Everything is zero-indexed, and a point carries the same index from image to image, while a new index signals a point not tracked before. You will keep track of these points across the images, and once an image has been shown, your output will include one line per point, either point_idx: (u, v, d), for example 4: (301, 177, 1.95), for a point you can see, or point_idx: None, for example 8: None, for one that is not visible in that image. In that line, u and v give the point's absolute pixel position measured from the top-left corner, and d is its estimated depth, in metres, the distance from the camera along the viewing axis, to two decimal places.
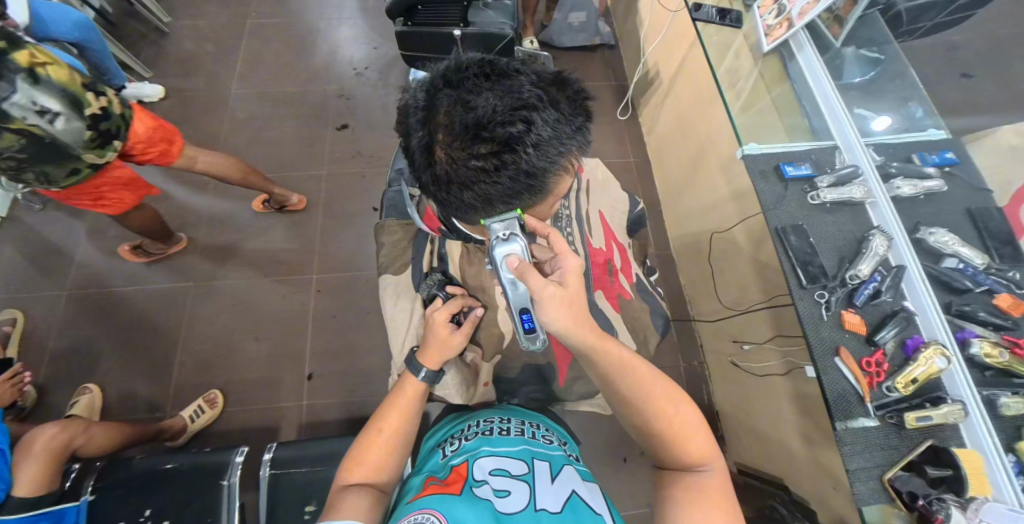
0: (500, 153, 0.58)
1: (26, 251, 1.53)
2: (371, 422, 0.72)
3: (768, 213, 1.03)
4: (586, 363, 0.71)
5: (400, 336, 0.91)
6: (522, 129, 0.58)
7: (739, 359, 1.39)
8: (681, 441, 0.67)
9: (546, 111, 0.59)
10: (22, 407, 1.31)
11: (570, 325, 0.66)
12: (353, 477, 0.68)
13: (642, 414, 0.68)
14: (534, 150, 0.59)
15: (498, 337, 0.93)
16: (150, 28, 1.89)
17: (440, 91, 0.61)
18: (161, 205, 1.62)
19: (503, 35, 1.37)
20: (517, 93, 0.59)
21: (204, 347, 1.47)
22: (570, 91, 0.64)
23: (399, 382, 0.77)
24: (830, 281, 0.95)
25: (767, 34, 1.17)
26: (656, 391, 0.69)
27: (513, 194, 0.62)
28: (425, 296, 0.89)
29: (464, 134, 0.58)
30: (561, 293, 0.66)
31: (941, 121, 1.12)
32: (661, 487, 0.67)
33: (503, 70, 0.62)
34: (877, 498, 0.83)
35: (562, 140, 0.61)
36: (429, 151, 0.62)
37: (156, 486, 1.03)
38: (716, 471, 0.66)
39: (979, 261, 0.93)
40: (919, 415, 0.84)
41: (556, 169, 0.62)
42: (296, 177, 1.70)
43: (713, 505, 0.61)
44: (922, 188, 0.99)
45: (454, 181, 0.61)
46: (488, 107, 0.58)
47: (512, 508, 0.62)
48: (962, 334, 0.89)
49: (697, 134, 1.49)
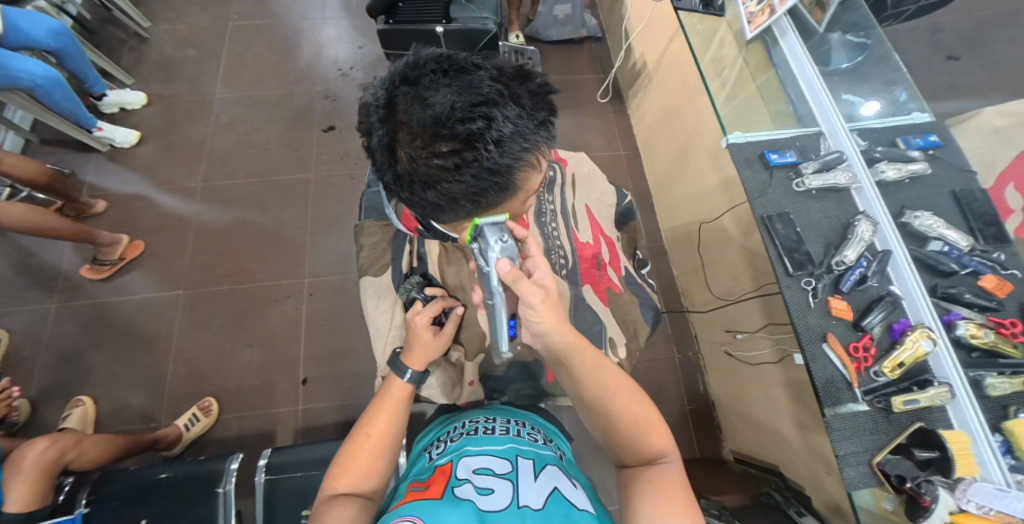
0: (461, 151, 0.58)
1: (12, 264, 1.52)
2: (359, 427, 0.72)
3: (753, 201, 1.02)
4: (559, 366, 0.74)
5: (382, 338, 0.90)
6: (481, 125, 0.57)
7: (733, 348, 1.39)
8: (646, 433, 0.68)
9: (506, 107, 0.58)
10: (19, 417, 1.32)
11: (558, 327, 0.70)
12: (342, 485, 0.67)
13: (608, 412, 0.70)
14: (495, 147, 0.58)
15: (480, 335, 0.95)
16: (129, 33, 1.87)
17: (398, 88, 0.60)
18: (148, 213, 1.62)
19: (487, 29, 1.37)
20: (476, 88, 0.58)
21: (196, 356, 1.47)
22: (532, 85, 0.63)
23: (385, 384, 0.77)
24: (817, 267, 0.95)
25: (750, 21, 1.16)
26: (616, 385, 0.72)
27: (478, 192, 0.61)
28: (403, 298, 0.88)
29: (424, 132, 0.57)
30: (547, 296, 0.69)
31: (926, 104, 1.12)
32: (626, 483, 0.66)
33: (461, 65, 0.61)
34: (866, 482, 0.84)
35: (525, 136, 0.60)
36: (391, 150, 0.61)
37: (149, 497, 1.04)
38: (676, 463, 0.67)
39: (963, 243, 0.94)
40: (905, 398, 0.85)
41: (522, 165, 0.61)
42: (282, 181, 1.69)
43: (675, 495, 0.62)
44: (906, 171, 0.99)
45: (417, 179, 0.61)
46: (446, 103, 0.57)
47: (495, 506, 0.63)
48: (948, 317, 0.89)
49: (684, 125, 1.48)
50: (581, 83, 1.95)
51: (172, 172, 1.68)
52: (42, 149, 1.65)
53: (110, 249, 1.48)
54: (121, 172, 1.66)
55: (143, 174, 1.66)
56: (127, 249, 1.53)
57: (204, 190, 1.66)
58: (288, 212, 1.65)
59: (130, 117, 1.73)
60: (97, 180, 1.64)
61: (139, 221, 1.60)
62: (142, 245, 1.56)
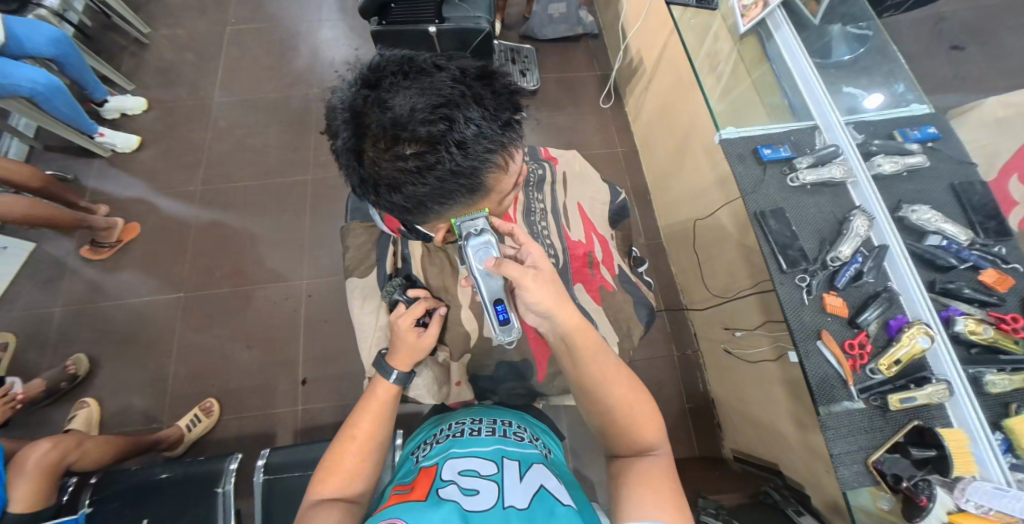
0: (423, 153, 0.58)
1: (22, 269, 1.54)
2: (344, 429, 0.72)
3: (746, 197, 1.01)
4: (562, 350, 0.74)
5: (368, 339, 0.91)
6: (443, 127, 0.57)
7: (731, 346, 1.38)
8: (638, 424, 0.68)
9: (468, 108, 0.59)
10: (76, 376, 1.40)
11: (557, 306, 0.70)
12: (327, 488, 0.67)
13: (603, 401, 0.70)
14: (458, 150, 0.58)
15: (464, 336, 0.94)
16: (130, 40, 1.89)
17: (360, 91, 0.61)
18: (149, 217, 1.64)
19: (479, 27, 1.36)
20: (437, 89, 0.58)
21: (197, 357, 1.48)
22: (495, 86, 0.63)
23: (371, 386, 0.77)
24: (811, 264, 0.94)
25: (744, 15, 1.15)
26: (618, 375, 0.71)
27: (443, 194, 0.61)
28: (385, 301, 0.88)
29: (385, 135, 0.57)
30: (540, 274, 0.70)
31: (925, 95, 1.09)
32: (614, 474, 0.66)
33: (422, 67, 0.61)
34: (862, 482, 0.82)
35: (489, 137, 0.60)
36: (355, 154, 0.61)
37: (149, 497, 1.05)
38: (665, 456, 0.66)
39: (963, 237, 0.91)
40: (902, 397, 0.82)
41: (487, 167, 0.61)
42: (281, 183, 1.70)
43: (661, 484, 0.61)
44: (903, 164, 0.96)
45: (381, 183, 0.61)
46: (407, 105, 0.57)
47: (480, 506, 0.63)
48: (947, 313, 0.87)
49: (680, 121, 1.47)
50: (577, 80, 1.94)
51: (172, 176, 1.70)
52: (46, 156, 1.68)
53: (105, 233, 1.54)
54: (123, 177, 1.68)
55: (144, 178, 1.68)
56: (123, 232, 1.59)
57: (204, 193, 1.68)
58: (286, 214, 1.66)
59: (131, 123, 1.76)
60: (99, 185, 1.66)
61: (141, 225, 1.63)
62: (137, 227, 1.62)
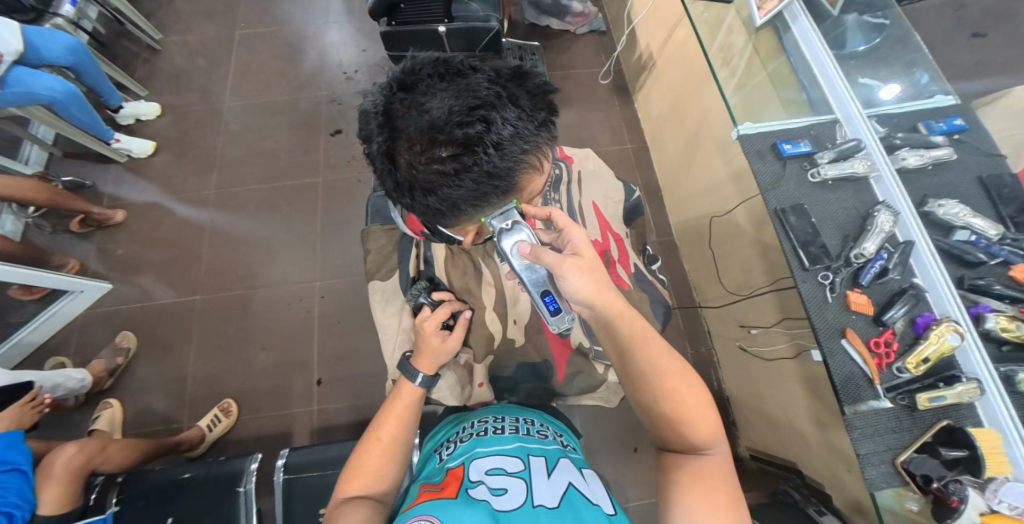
0: (459, 155, 0.57)
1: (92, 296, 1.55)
2: (368, 431, 0.72)
3: (766, 194, 0.99)
4: (605, 339, 0.70)
5: (390, 342, 0.91)
6: (480, 129, 0.56)
7: (747, 344, 1.36)
8: (692, 427, 0.66)
9: (504, 109, 0.58)
10: (128, 349, 1.48)
11: (596, 294, 0.67)
12: (351, 489, 0.68)
13: (655, 395, 0.67)
14: (495, 151, 0.57)
15: (488, 337, 0.93)
16: (142, 46, 1.91)
17: (396, 95, 0.60)
18: (165, 221, 1.66)
19: (489, 26, 1.35)
20: (473, 91, 0.57)
21: (215, 359, 1.50)
22: (529, 85, 0.62)
23: (395, 389, 0.77)
24: (834, 261, 0.92)
25: (759, 7, 1.12)
26: (669, 368, 0.68)
27: (477, 197, 0.60)
28: (410, 306, 0.87)
29: (421, 138, 0.56)
30: (579, 262, 0.67)
31: (949, 85, 1.06)
32: (664, 471, 0.68)
33: (458, 69, 0.60)
34: (889, 481, 0.81)
35: (525, 138, 0.59)
36: (390, 157, 0.60)
37: (174, 495, 1.07)
38: (719, 454, 0.67)
39: (993, 232, 0.89)
40: (931, 395, 0.80)
41: (523, 168, 0.60)
42: (292, 186, 1.70)
43: (716, 490, 0.63)
44: (929, 157, 0.94)
45: (416, 186, 0.59)
46: (444, 107, 0.56)
47: (509, 506, 0.63)
48: (976, 309, 0.85)
49: (692, 117, 1.45)
50: (587, 77, 1.92)
51: (186, 181, 1.71)
52: (64, 162, 1.70)
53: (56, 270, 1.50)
54: (138, 183, 1.70)
55: (158, 183, 1.70)
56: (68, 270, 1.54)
57: (217, 197, 1.69)
58: (298, 216, 1.66)
59: (145, 128, 1.77)
60: (116, 190, 1.68)
61: (158, 229, 1.65)
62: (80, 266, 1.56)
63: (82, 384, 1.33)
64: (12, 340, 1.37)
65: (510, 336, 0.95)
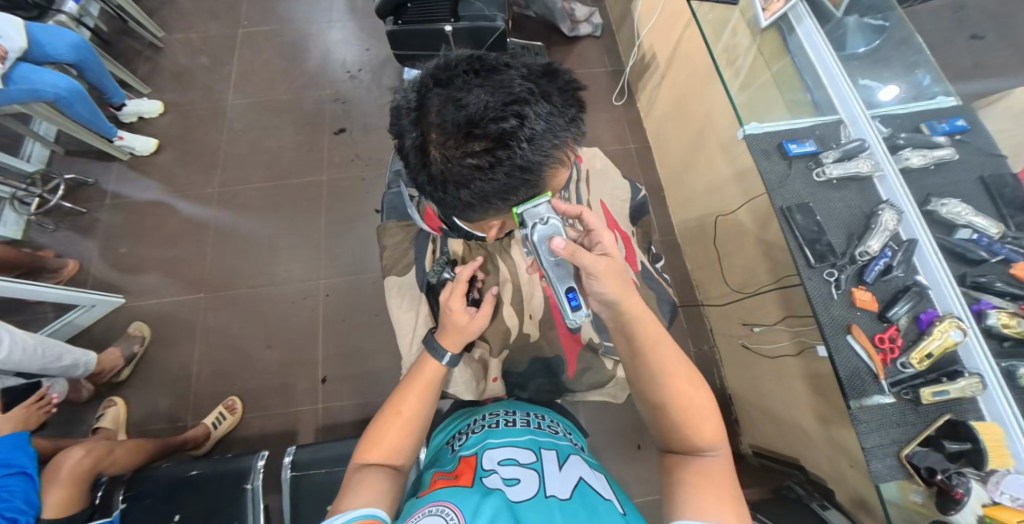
0: (493, 150, 0.53)
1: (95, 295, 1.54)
2: (389, 404, 0.72)
3: (772, 193, 1.00)
4: (620, 336, 0.73)
5: (406, 340, 0.91)
6: (515, 124, 0.53)
7: (749, 341, 1.38)
8: (695, 427, 0.67)
9: (539, 104, 0.54)
10: (143, 337, 1.47)
11: (623, 293, 0.69)
12: (369, 458, 0.68)
13: (663, 395, 0.69)
14: (529, 145, 0.54)
15: (504, 333, 0.95)
16: (144, 44, 1.90)
17: (430, 90, 0.57)
18: (169, 219, 1.65)
19: (495, 26, 1.35)
20: (508, 87, 0.54)
21: (220, 358, 1.50)
22: (560, 82, 0.59)
23: (417, 363, 0.76)
24: (839, 258, 0.94)
25: (764, 8, 1.14)
26: (675, 368, 0.70)
27: (509, 191, 0.57)
28: (431, 280, 0.90)
29: (456, 132, 0.53)
30: (610, 262, 0.70)
31: (950, 86, 1.08)
32: (667, 473, 0.68)
33: (492, 65, 0.57)
34: (894, 474, 0.83)
35: (558, 133, 0.56)
36: (423, 152, 0.57)
37: (181, 491, 1.07)
38: (722, 456, 0.67)
39: (994, 230, 0.91)
40: (933, 390, 0.83)
41: (552, 163, 0.57)
42: (296, 184, 1.70)
43: (723, 489, 0.63)
44: (931, 157, 0.96)
45: (449, 180, 0.56)
46: (480, 103, 0.53)
47: (523, 496, 0.64)
48: (978, 306, 0.87)
49: (696, 116, 1.46)
50: (590, 77, 1.93)
51: (189, 179, 1.71)
52: (66, 160, 1.70)
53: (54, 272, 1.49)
54: (141, 181, 1.70)
55: (162, 181, 1.70)
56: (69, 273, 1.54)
57: (221, 195, 1.69)
58: (302, 214, 1.66)
59: (149, 126, 1.77)
60: (119, 188, 1.68)
61: (161, 228, 1.64)
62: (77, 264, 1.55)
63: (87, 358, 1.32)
64: (64, 319, 1.40)
65: (524, 332, 0.96)
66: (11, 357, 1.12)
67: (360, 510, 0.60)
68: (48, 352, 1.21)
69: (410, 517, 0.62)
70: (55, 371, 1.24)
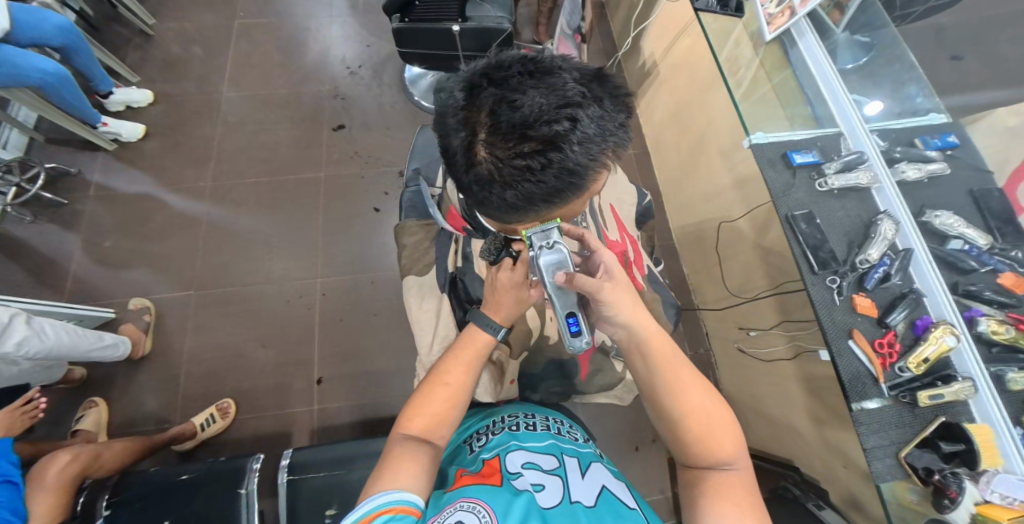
0: (545, 151, 0.53)
1: (78, 291, 1.48)
2: (434, 375, 0.73)
3: (777, 201, 1.04)
4: (629, 350, 0.73)
5: (428, 339, 0.89)
6: (567, 127, 0.53)
7: (744, 345, 1.41)
8: (712, 442, 0.68)
9: (591, 107, 0.55)
10: (149, 309, 1.45)
11: (634, 316, 0.70)
12: (413, 428, 0.69)
13: (673, 414, 0.70)
14: (580, 148, 0.54)
15: (525, 334, 0.96)
16: (134, 32, 1.84)
17: (483, 89, 0.56)
18: (158, 214, 1.59)
19: (502, 28, 1.36)
20: (561, 90, 0.54)
21: (210, 357, 1.45)
22: (610, 86, 0.59)
23: (464, 335, 0.76)
24: (841, 266, 0.98)
25: (769, 23, 1.15)
26: (683, 382, 0.70)
27: (555, 193, 0.57)
28: (454, 273, 0.92)
29: (509, 134, 0.53)
30: (614, 285, 0.70)
31: (939, 102, 1.13)
32: (687, 488, 0.69)
33: (547, 67, 0.56)
34: (893, 474, 0.86)
35: (607, 136, 0.56)
36: (470, 152, 0.56)
37: (171, 498, 1.02)
38: (743, 468, 0.68)
39: (983, 241, 0.96)
40: (930, 393, 0.86)
41: (598, 166, 0.57)
42: (291, 180, 1.67)
43: (742, 504, 0.64)
44: (925, 171, 1.01)
45: (496, 181, 0.56)
46: (534, 105, 0.53)
47: (551, 502, 0.64)
48: (969, 313, 0.92)
49: (696, 125, 1.49)
50: None
51: (180, 172, 1.65)
52: (47, 148, 1.62)
53: None
54: (129, 172, 1.63)
55: (150, 173, 1.64)
56: None
57: (214, 189, 1.64)
58: (299, 211, 1.63)
59: (137, 116, 1.71)
60: (104, 180, 1.62)
61: (148, 222, 1.58)
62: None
63: (121, 344, 1.31)
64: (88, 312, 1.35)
65: (546, 334, 0.97)
66: (53, 341, 1.14)
67: (403, 494, 0.61)
68: (87, 333, 1.24)
69: (439, 511, 0.64)
70: (97, 352, 1.26)
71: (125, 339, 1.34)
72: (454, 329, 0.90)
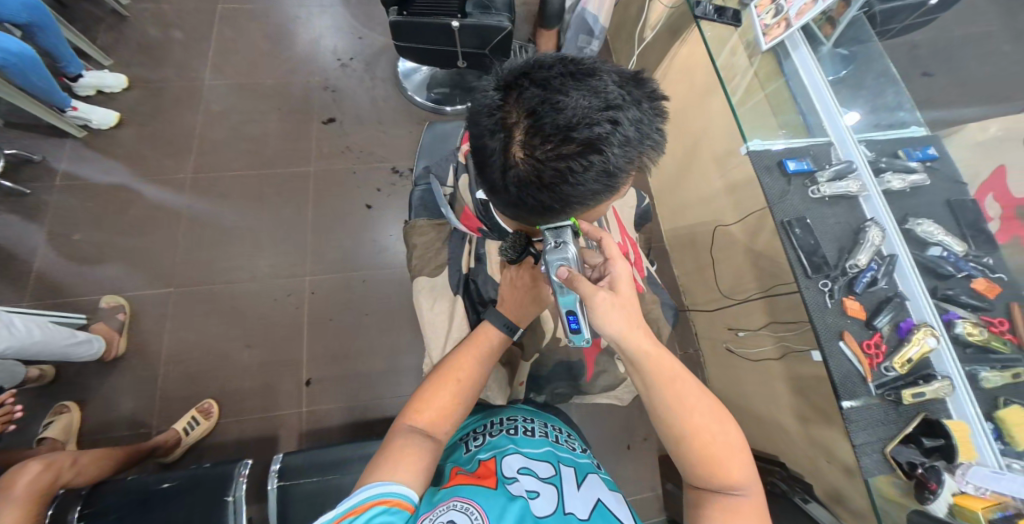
0: (585, 154, 0.54)
1: (45, 286, 1.39)
2: (445, 369, 0.72)
3: (773, 207, 1.08)
4: (632, 367, 0.74)
5: (443, 339, 0.89)
6: (609, 129, 0.53)
7: (732, 345, 1.46)
8: (723, 467, 0.70)
9: (630, 110, 0.55)
10: (124, 307, 1.38)
11: (628, 331, 0.70)
12: (419, 420, 0.69)
13: (680, 431, 0.71)
14: (619, 149, 0.55)
15: (539, 335, 0.97)
16: (107, 12, 1.74)
17: (524, 89, 0.56)
18: (132, 206, 1.51)
19: (501, 26, 1.33)
20: (603, 92, 0.55)
21: (193, 357, 1.39)
22: (647, 89, 0.60)
23: (477, 331, 0.77)
24: (832, 270, 1.02)
25: (764, 33, 1.17)
26: (689, 402, 0.72)
27: (592, 195, 0.58)
28: (467, 273, 0.92)
29: (552, 135, 0.53)
30: (612, 298, 0.70)
31: (918, 116, 1.19)
32: (694, 507, 0.71)
33: (588, 68, 0.57)
34: (880, 469, 0.91)
35: (644, 138, 0.57)
36: (507, 152, 0.56)
37: (150, 507, 0.96)
38: (751, 495, 0.70)
39: (960, 248, 1.02)
40: (914, 391, 0.92)
41: (631, 167, 0.58)
42: (277, 174, 1.61)
43: None
44: (908, 182, 1.07)
45: (534, 181, 0.56)
46: (578, 107, 0.53)
47: (545, 511, 0.65)
48: (947, 316, 0.98)
49: (690, 131, 1.53)
50: None
51: (157, 163, 1.57)
52: (9, 133, 1.52)
53: None
54: (100, 161, 1.54)
55: (124, 163, 1.55)
56: None
57: (193, 181, 1.57)
58: (286, 207, 1.57)
59: (110, 102, 1.61)
60: (73, 168, 1.52)
61: (121, 215, 1.50)
62: None
63: (97, 341, 1.26)
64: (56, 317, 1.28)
65: (558, 336, 0.98)
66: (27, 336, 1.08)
67: (397, 486, 0.61)
68: (59, 328, 1.18)
69: (432, 508, 0.64)
70: (72, 348, 1.20)
71: (100, 336, 1.28)
72: (467, 329, 0.89)
